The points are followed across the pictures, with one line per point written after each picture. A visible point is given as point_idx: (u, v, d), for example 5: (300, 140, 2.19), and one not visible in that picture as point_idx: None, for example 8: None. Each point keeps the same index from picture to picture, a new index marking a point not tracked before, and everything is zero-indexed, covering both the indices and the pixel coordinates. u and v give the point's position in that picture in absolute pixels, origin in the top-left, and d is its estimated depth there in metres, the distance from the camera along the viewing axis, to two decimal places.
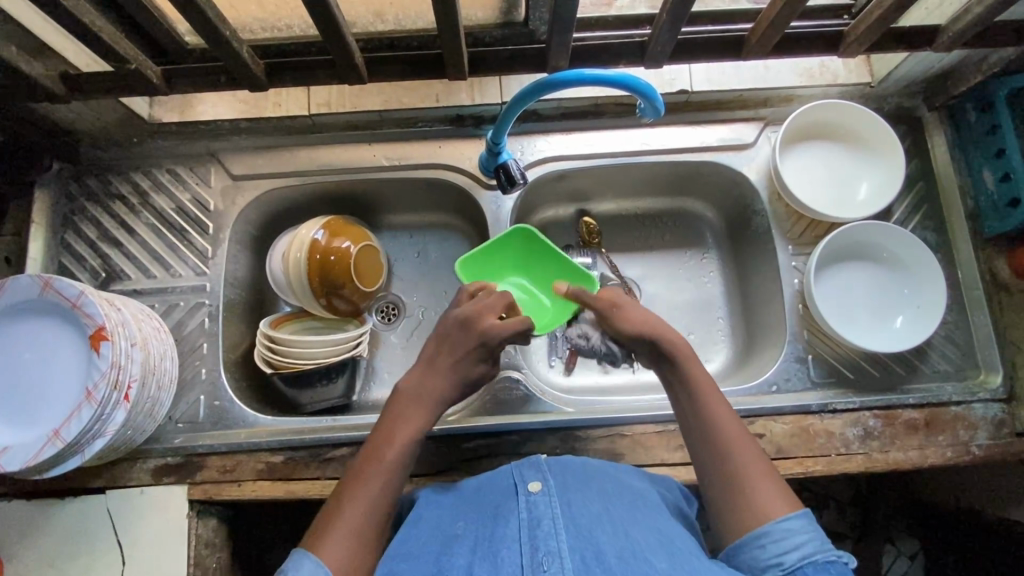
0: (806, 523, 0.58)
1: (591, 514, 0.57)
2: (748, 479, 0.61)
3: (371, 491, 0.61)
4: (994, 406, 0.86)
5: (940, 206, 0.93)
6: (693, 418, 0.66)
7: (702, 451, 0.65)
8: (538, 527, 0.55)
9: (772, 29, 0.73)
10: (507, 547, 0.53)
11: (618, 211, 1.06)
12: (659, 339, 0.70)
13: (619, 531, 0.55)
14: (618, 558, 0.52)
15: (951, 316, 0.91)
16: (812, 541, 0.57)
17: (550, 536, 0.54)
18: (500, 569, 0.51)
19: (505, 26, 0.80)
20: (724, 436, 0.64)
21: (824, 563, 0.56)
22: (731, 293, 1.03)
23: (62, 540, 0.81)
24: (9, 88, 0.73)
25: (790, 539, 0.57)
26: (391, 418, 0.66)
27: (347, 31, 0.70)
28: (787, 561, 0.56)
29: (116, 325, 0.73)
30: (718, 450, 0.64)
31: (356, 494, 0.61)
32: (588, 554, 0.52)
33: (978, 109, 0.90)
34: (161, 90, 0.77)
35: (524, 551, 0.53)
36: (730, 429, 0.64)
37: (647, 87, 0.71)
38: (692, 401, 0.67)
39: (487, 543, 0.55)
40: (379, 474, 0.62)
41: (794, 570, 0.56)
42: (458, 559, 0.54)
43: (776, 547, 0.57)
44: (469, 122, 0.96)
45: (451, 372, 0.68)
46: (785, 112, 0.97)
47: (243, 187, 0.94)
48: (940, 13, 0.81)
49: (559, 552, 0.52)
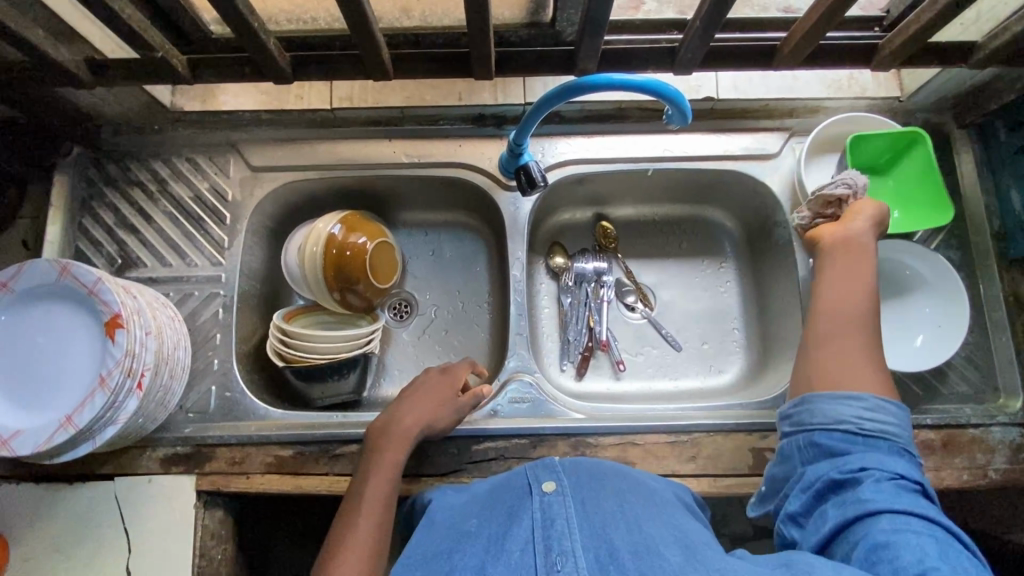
0: (896, 415, 0.64)
1: (604, 513, 0.57)
2: (853, 352, 0.68)
3: (365, 527, 0.67)
4: (1013, 430, 0.85)
5: (965, 224, 0.92)
6: (842, 287, 0.72)
7: (829, 318, 0.70)
8: (552, 526, 0.54)
9: (807, 39, 0.72)
10: (519, 543, 0.53)
11: (636, 216, 1.05)
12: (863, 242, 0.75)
13: (633, 528, 0.55)
14: (630, 553, 0.51)
15: (972, 337, 0.89)
16: (891, 423, 0.63)
17: (563, 535, 0.53)
18: (513, 568, 0.50)
19: (531, 27, 0.79)
20: (859, 314, 0.69)
21: (889, 445, 0.62)
22: (747, 303, 1.02)
23: (69, 525, 0.81)
24: (35, 72, 0.73)
25: (870, 413, 0.63)
26: (372, 458, 0.75)
27: (376, 27, 0.70)
28: (860, 428, 0.63)
29: (132, 314, 0.73)
30: (848, 320, 0.69)
31: (350, 531, 0.67)
32: (601, 553, 0.51)
33: (1008, 128, 0.88)
34: (186, 79, 0.77)
35: (538, 551, 0.52)
36: (865, 313, 0.70)
37: (676, 93, 0.70)
38: (840, 273, 0.73)
39: (498, 542, 0.54)
40: (370, 506, 0.70)
41: (865, 433, 0.63)
42: (471, 555, 0.53)
43: (859, 410, 0.64)
44: (491, 122, 0.95)
45: (422, 415, 0.78)
46: (811, 124, 0.95)
47: (262, 178, 0.93)
48: (975, 29, 0.80)
49: (573, 552, 0.51)
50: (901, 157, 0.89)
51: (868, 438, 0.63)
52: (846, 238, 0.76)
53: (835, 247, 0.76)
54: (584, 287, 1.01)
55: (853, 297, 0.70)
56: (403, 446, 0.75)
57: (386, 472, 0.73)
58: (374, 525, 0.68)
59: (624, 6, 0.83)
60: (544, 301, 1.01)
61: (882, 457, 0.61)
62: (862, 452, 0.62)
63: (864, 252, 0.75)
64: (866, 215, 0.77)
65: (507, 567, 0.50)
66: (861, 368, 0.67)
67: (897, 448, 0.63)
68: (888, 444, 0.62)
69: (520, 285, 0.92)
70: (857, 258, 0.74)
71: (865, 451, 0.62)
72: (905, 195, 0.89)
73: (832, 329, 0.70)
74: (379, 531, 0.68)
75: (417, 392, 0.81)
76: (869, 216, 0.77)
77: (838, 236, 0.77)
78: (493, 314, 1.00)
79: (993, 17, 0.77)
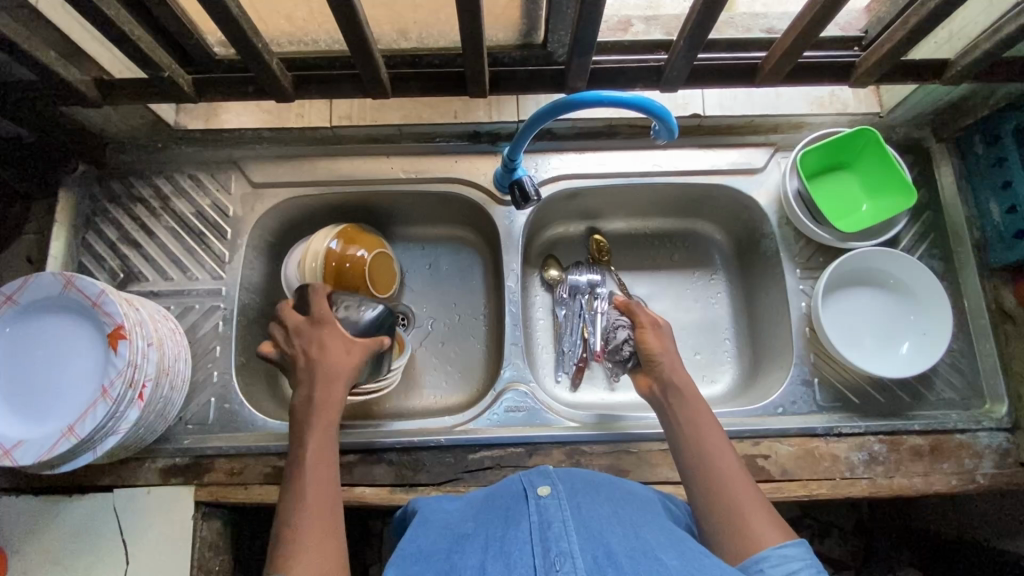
0: (801, 550, 0.59)
1: (600, 518, 0.58)
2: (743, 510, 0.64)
3: (324, 525, 0.63)
4: (998, 435, 0.87)
5: (947, 235, 0.95)
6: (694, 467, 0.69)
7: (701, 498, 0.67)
8: (549, 529, 0.55)
9: (787, 57, 0.75)
10: (518, 548, 0.54)
11: (628, 230, 1.08)
12: (670, 370, 0.79)
13: (630, 534, 0.57)
14: (628, 558, 0.53)
15: (957, 344, 0.92)
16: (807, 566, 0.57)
17: (561, 537, 0.54)
18: (513, 570, 0.52)
19: (524, 48, 0.81)
20: (721, 481, 0.67)
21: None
22: (737, 315, 1.04)
23: (68, 537, 0.82)
24: (45, 91, 0.75)
25: (803, 556, 0.58)
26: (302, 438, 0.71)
27: (375, 47, 0.73)
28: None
29: (134, 325, 0.75)
30: (715, 491, 0.66)
31: (306, 525, 0.62)
32: (599, 554, 0.53)
33: (985, 143, 0.91)
34: (191, 98, 0.80)
35: (537, 552, 0.53)
36: (730, 474, 0.67)
37: (662, 109, 0.72)
38: (700, 438, 0.71)
39: (499, 542, 0.56)
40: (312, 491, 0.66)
41: None
42: (470, 563, 0.54)
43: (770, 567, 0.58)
44: (486, 139, 0.98)
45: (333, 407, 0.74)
46: (796, 139, 0.99)
47: (263, 194, 0.96)
48: (949, 48, 0.84)
49: (571, 553, 0.52)
50: (860, 152, 0.93)
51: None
52: (659, 382, 0.79)
53: (660, 400, 0.78)
54: (578, 299, 1.02)
55: (712, 468, 0.68)
56: (331, 419, 0.73)
57: (322, 455, 0.69)
58: (326, 531, 0.62)
59: (613, 28, 0.84)
60: (538, 313, 1.03)
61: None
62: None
63: (684, 387, 0.76)
64: (656, 349, 0.81)
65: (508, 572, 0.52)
66: (759, 515, 0.63)
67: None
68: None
69: (516, 295, 0.94)
70: (691, 429, 0.72)
71: None
72: (873, 188, 0.93)
73: (711, 491, 0.66)
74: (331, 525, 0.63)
75: (320, 344, 0.78)
76: (659, 350, 0.81)
77: (656, 383, 0.79)
78: (489, 325, 1.02)
79: (966, 36, 0.81)
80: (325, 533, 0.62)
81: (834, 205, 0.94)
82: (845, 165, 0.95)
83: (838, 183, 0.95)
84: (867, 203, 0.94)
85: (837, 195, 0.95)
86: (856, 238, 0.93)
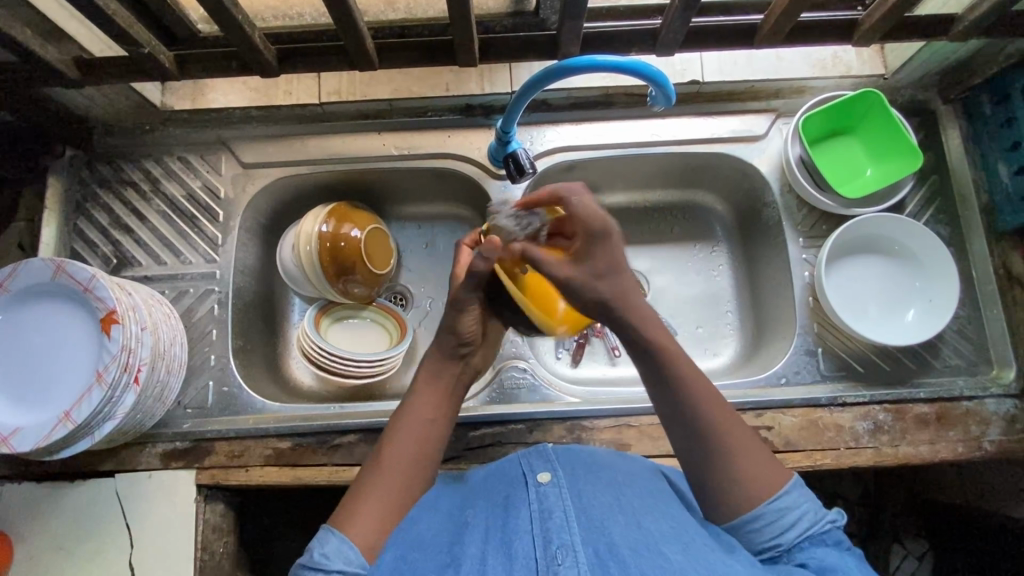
0: (794, 498, 0.60)
1: (603, 506, 0.58)
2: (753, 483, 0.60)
3: (395, 497, 0.62)
4: (1006, 402, 0.85)
5: (953, 199, 0.92)
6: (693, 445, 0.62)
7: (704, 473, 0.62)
8: (550, 519, 0.56)
9: (785, 17, 0.72)
10: (519, 538, 0.55)
11: (628, 203, 1.05)
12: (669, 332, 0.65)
13: (633, 522, 0.57)
14: (632, 553, 0.53)
15: (964, 311, 0.90)
16: (804, 515, 0.59)
17: (562, 528, 0.55)
18: (513, 563, 0.53)
19: (516, 15, 0.78)
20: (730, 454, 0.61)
21: (838, 541, 0.59)
22: (741, 286, 1.02)
23: (72, 524, 0.82)
24: (25, 72, 0.73)
25: (796, 502, 0.59)
26: (415, 402, 0.68)
27: (359, 18, 0.70)
28: (805, 530, 0.59)
29: (126, 309, 0.73)
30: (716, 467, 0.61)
31: (375, 494, 0.62)
32: (602, 548, 0.54)
33: (993, 102, 0.89)
34: (174, 75, 0.78)
35: (538, 543, 0.54)
36: (742, 443, 0.61)
37: (658, 74, 0.70)
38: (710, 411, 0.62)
39: (500, 535, 0.56)
40: (399, 461, 0.64)
41: (792, 546, 0.58)
42: (471, 554, 0.55)
43: (772, 519, 0.59)
44: (479, 112, 0.96)
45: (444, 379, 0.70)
46: (798, 104, 0.96)
47: (254, 174, 0.94)
48: (955, 3, 0.81)
49: (572, 546, 0.54)
50: (863, 115, 0.91)
51: (796, 538, 0.58)
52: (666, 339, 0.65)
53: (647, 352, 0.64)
54: None
55: (717, 442, 0.61)
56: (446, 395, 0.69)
57: (428, 428, 0.67)
58: (390, 507, 0.62)
59: None
60: None
61: (819, 553, 0.58)
62: (807, 550, 0.58)
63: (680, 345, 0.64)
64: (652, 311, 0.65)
65: (508, 568, 0.53)
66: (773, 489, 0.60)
67: (847, 545, 0.60)
68: (834, 537, 0.59)
69: None
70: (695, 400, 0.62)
71: (806, 554, 0.58)
72: (877, 152, 0.91)
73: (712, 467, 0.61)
74: (396, 504, 0.62)
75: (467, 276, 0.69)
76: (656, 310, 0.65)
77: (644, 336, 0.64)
78: None
79: None
80: (388, 513, 0.61)
81: (837, 170, 0.92)
82: (847, 130, 0.93)
83: (839, 149, 0.93)
84: (871, 168, 0.91)
85: (839, 161, 0.93)
86: (860, 205, 0.91)
